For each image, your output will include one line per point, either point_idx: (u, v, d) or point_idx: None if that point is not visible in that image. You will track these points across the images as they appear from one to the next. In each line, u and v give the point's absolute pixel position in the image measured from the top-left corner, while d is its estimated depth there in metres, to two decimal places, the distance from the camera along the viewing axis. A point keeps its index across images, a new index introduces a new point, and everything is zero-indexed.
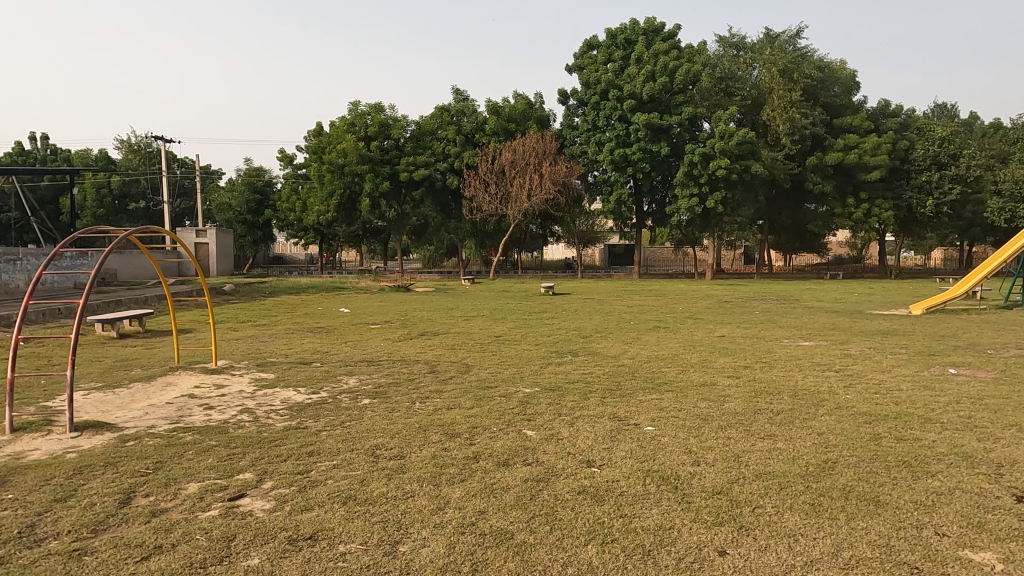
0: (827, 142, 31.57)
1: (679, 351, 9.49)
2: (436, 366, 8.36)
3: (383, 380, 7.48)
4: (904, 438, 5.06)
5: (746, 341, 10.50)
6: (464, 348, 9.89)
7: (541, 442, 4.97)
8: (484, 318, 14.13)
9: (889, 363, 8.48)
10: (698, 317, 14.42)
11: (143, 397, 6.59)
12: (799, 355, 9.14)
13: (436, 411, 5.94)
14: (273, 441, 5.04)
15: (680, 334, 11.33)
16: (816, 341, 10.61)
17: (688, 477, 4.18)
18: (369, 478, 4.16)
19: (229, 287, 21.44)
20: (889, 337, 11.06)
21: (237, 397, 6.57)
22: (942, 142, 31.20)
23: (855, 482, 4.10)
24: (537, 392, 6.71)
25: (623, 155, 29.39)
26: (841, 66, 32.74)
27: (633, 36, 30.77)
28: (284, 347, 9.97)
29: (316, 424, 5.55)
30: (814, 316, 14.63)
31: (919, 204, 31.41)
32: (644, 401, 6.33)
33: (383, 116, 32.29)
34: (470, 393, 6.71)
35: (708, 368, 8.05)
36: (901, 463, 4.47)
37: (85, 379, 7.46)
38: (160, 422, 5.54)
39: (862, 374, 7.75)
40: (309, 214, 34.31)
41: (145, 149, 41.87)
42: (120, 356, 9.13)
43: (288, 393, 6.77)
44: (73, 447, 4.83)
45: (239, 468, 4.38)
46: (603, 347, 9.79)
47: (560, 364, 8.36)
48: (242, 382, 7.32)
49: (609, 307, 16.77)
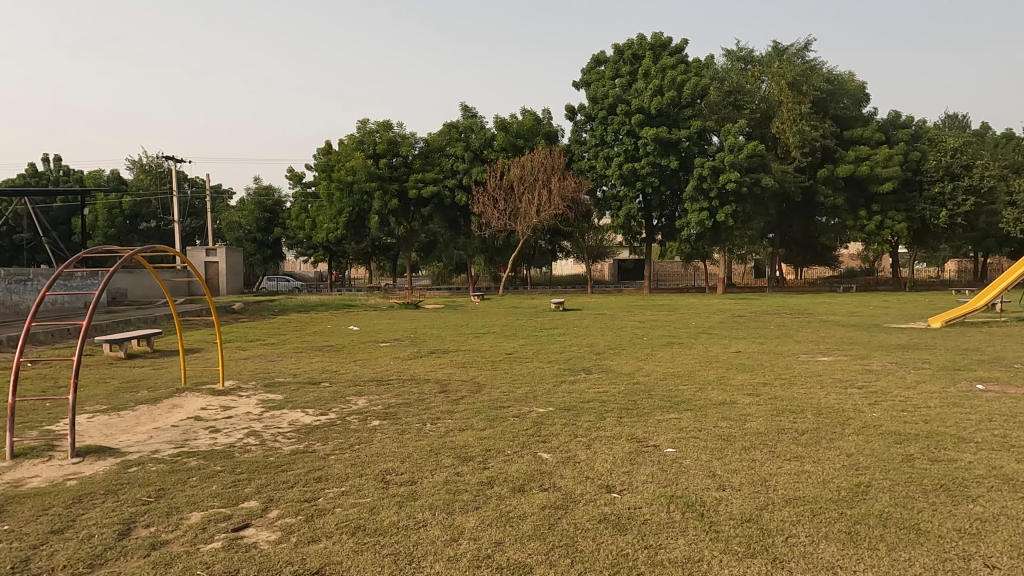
0: (838, 154, 31.23)
1: (695, 368, 9.26)
2: (447, 385, 8.16)
3: (394, 401, 7.27)
4: (938, 459, 4.84)
5: (764, 357, 10.22)
6: (475, 366, 9.71)
7: (558, 465, 4.78)
8: (495, 335, 13.92)
9: (914, 379, 8.22)
10: (712, 332, 14.17)
11: (148, 419, 6.45)
12: (819, 372, 8.86)
13: (448, 433, 5.75)
14: (280, 466, 4.88)
15: (695, 350, 11.08)
16: (835, 357, 10.35)
17: (715, 504, 3.96)
18: (378, 507, 3.97)
19: (239, 305, 21.35)
20: (910, 351, 10.78)
21: (243, 420, 6.40)
22: (954, 152, 30.90)
23: (893, 508, 3.88)
24: (552, 412, 6.53)
25: (632, 169, 29.32)
26: (849, 77, 32.48)
27: (640, 51, 30.82)
28: (293, 367, 9.79)
29: (324, 448, 5.38)
30: (830, 330, 14.33)
31: (933, 216, 31.02)
32: (663, 421, 6.11)
33: (391, 134, 32.52)
34: (483, 413, 6.51)
35: (727, 386, 7.79)
36: (939, 486, 4.24)
37: (91, 403, 7.32)
38: (164, 447, 5.38)
39: (887, 391, 7.48)
40: (319, 231, 34.47)
41: (156, 169, 42.21)
42: (126, 377, 9.01)
43: (296, 415, 6.60)
44: (74, 474, 4.67)
45: (244, 496, 4.21)
46: (617, 365, 9.58)
47: (573, 383, 8.12)
48: (249, 404, 7.14)
49: (620, 324, 16.44)
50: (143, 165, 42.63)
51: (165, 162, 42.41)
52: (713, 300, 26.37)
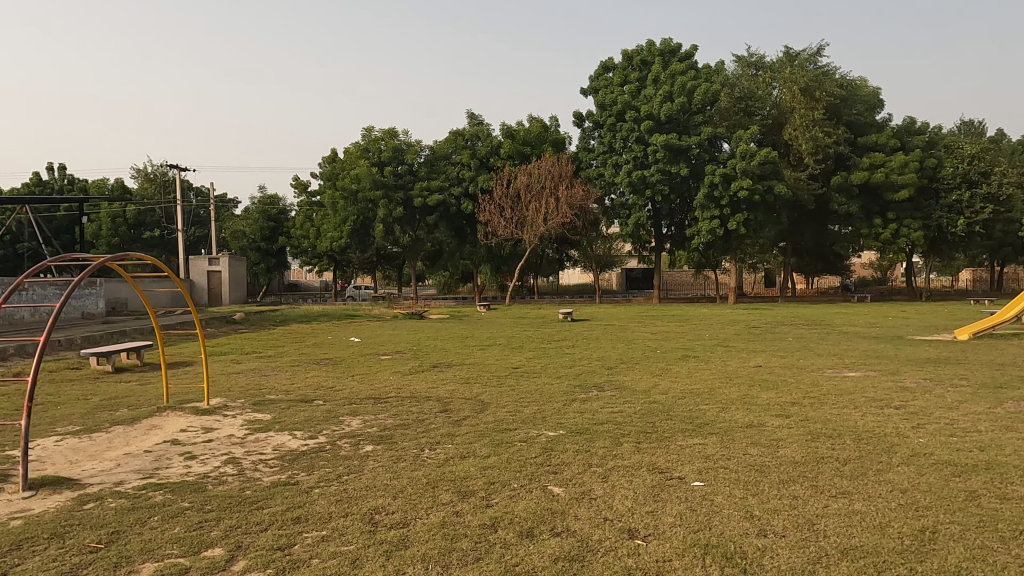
0: (852, 161, 30.62)
1: (715, 385, 8.63)
2: (449, 404, 7.55)
3: (391, 422, 6.68)
4: (1007, 497, 4.21)
5: (787, 373, 9.57)
6: (480, 382, 9.09)
7: (571, 503, 4.19)
8: (501, 348, 13.30)
9: (955, 398, 7.56)
10: (728, 345, 13.51)
11: (121, 443, 5.88)
12: (850, 390, 8.18)
13: (447, 461, 5.15)
14: (256, 502, 4.29)
15: (713, 365, 10.46)
16: (863, 372, 9.69)
17: (758, 556, 3.36)
18: (362, 558, 3.38)
19: (241, 316, 20.89)
20: (943, 366, 10.11)
21: (224, 444, 5.82)
22: (972, 159, 30.23)
23: (971, 564, 3.27)
24: (562, 436, 5.94)
25: (641, 177, 28.75)
26: (863, 82, 31.85)
27: (649, 58, 30.33)
28: (286, 383, 9.19)
29: (309, 478, 4.81)
30: (851, 342, 13.65)
31: (950, 224, 30.27)
32: (685, 447, 5.50)
33: (397, 141, 32.15)
34: (487, 437, 5.91)
35: (752, 407, 7.15)
36: (1018, 534, 3.62)
37: (64, 423, 6.75)
38: (131, 478, 4.81)
39: (929, 412, 6.82)
40: (323, 240, 34.24)
41: (161, 178, 41.96)
42: (109, 394, 8.45)
43: (282, 439, 6.01)
44: (21, 512, 4.11)
45: (208, 542, 3.63)
46: (631, 381, 8.95)
47: (585, 402, 7.49)
48: (233, 425, 6.56)
49: (632, 335, 15.83)
50: (148, 174, 42.39)
51: (170, 171, 42.17)
52: (725, 310, 25.69)
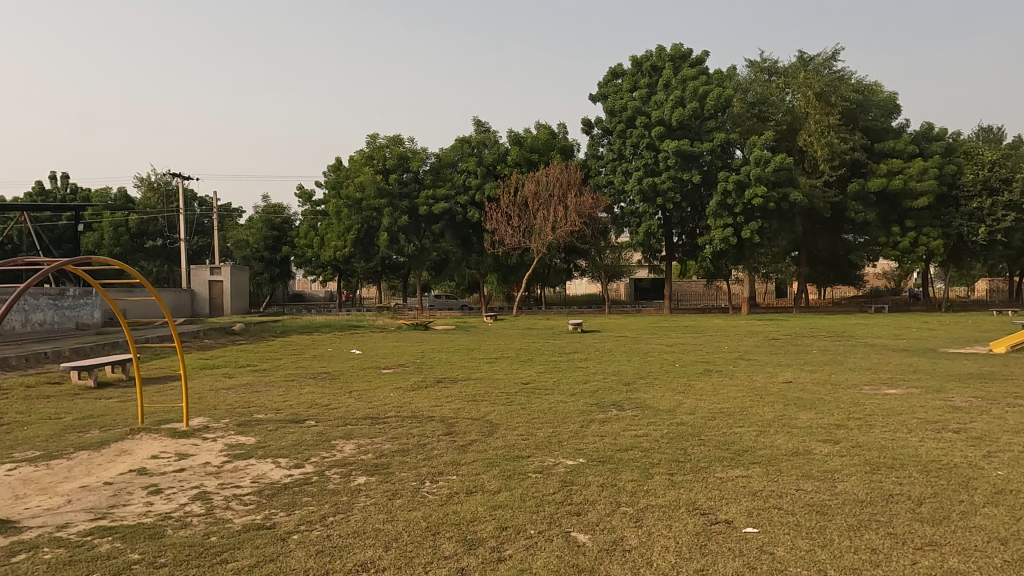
0: (869, 168, 29.89)
1: (747, 403, 7.83)
2: (453, 425, 6.80)
3: (387, 447, 5.92)
4: None
5: (822, 390, 8.77)
6: (487, 399, 8.33)
7: (600, 557, 3.43)
8: (510, 361, 12.54)
9: (1017, 420, 6.76)
10: (751, 358, 12.72)
11: (80, 473, 5.15)
12: (897, 410, 7.38)
13: (450, 499, 4.41)
14: (219, 553, 3.56)
15: (739, 380, 9.67)
16: (905, 389, 8.89)
17: None
18: None
19: (240, 326, 20.20)
20: (990, 383, 9.30)
21: (196, 475, 5.09)
22: (992, 166, 29.51)
23: None
24: (582, 465, 5.19)
25: (651, 184, 27.98)
26: (879, 87, 31.15)
27: (659, 63, 29.70)
28: (277, 400, 8.45)
29: (288, 520, 4.08)
30: (882, 356, 12.83)
31: (971, 232, 29.45)
32: (726, 481, 4.75)
33: (402, 149, 31.66)
34: (496, 468, 5.16)
35: (793, 430, 6.36)
36: None
37: (25, 448, 6.03)
38: (79, 519, 4.08)
39: (996, 437, 6.03)
40: (326, 249, 33.69)
41: (164, 187, 41.43)
42: (84, 412, 7.75)
43: (264, 469, 5.27)
44: None
45: None
46: (653, 399, 8.16)
47: (604, 424, 6.72)
48: (210, 451, 5.83)
49: (647, 348, 15.06)
50: (151, 183, 41.92)
51: (173, 180, 41.71)
52: (740, 321, 24.84)
